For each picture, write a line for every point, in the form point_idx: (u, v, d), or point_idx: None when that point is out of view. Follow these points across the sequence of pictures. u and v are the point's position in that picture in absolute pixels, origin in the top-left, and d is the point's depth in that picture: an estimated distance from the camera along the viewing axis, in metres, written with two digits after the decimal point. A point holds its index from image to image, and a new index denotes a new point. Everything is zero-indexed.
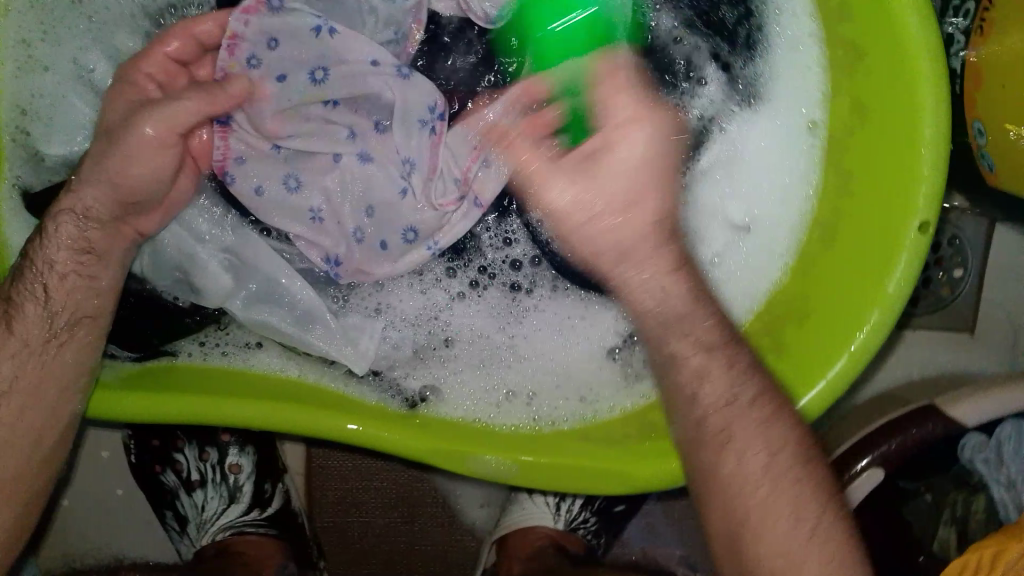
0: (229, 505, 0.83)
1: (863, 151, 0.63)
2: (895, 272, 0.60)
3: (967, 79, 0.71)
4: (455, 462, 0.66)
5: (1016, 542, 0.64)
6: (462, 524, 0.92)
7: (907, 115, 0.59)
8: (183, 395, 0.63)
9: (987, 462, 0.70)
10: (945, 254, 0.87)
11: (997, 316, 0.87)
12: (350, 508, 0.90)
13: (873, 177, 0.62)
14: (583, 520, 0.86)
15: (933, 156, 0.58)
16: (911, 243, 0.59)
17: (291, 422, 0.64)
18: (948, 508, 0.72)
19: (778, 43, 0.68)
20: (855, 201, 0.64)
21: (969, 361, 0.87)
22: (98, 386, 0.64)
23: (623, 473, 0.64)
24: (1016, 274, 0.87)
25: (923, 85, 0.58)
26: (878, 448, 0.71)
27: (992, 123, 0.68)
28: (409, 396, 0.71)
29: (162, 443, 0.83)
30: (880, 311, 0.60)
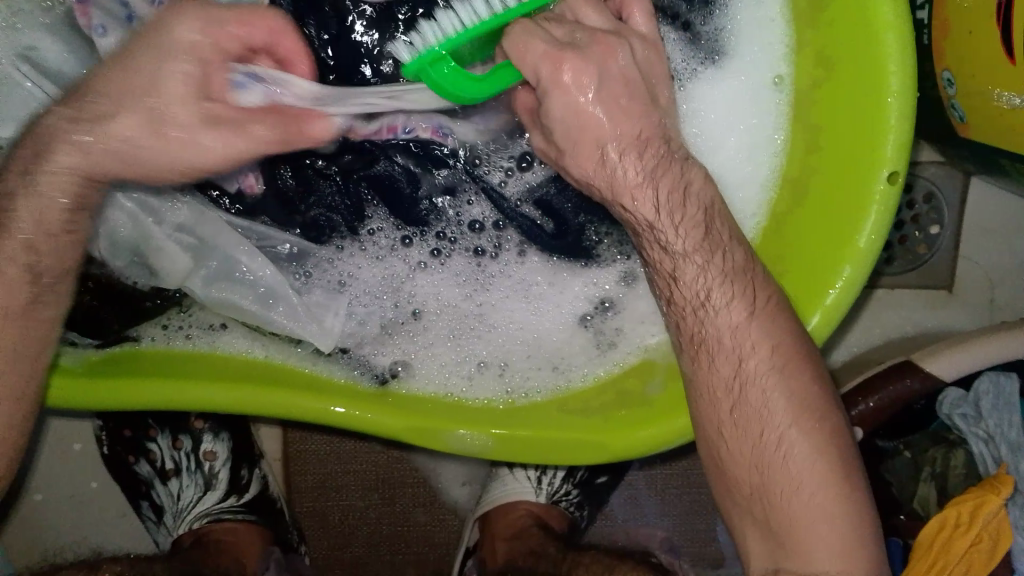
0: (205, 493, 0.82)
1: (831, 105, 0.62)
2: (865, 226, 0.59)
3: (934, 29, 0.69)
4: (427, 438, 0.65)
5: (995, 495, 0.64)
6: (444, 504, 0.91)
7: (873, 65, 0.58)
8: (144, 379, 0.62)
9: (965, 417, 0.69)
10: (919, 211, 0.86)
11: (973, 271, 0.87)
12: (330, 491, 0.89)
13: (844, 128, 0.60)
14: (565, 493, 0.85)
15: (901, 107, 0.57)
16: (879, 195, 0.58)
17: (259, 404, 0.63)
18: (926, 466, 0.71)
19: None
20: (823, 156, 0.63)
21: (947, 318, 0.87)
22: (58, 371, 0.63)
23: (598, 442, 0.63)
24: (991, 229, 0.86)
25: (887, 34, 0.57)
26: (857, 408, 0.71)
27: (963, 74, 0.67)
28: (379, 373, 0.70)
29: (134, 433, 0.82)
30: (853, 266, 0.59)
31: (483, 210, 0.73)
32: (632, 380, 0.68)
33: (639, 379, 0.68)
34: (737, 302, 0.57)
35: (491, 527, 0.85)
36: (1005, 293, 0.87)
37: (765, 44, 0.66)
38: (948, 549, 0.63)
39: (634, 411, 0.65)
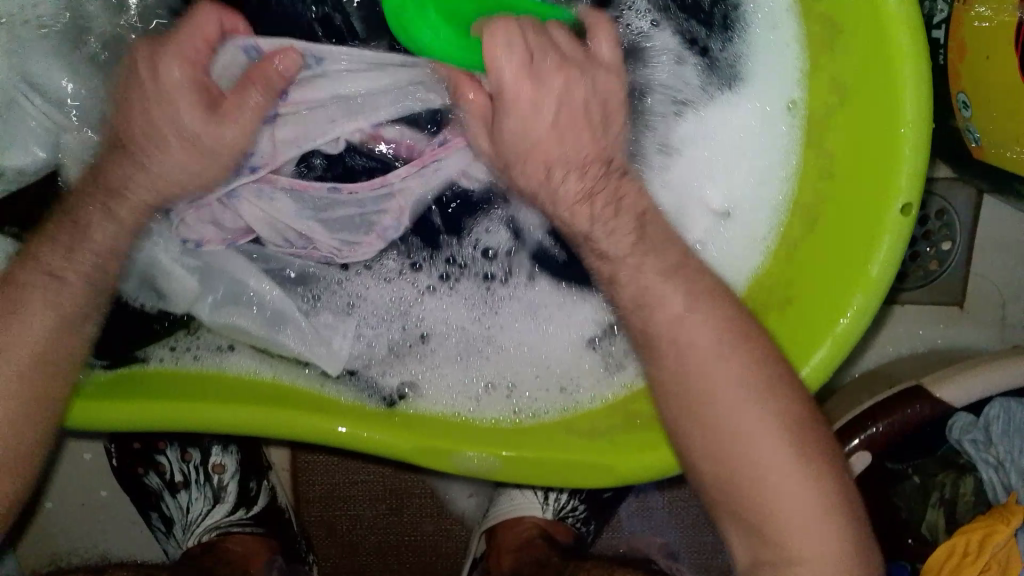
0: (215, 505, 0.83)
1: (845, 132, 0.61)
2: (878, 253, 0.58)
3: (951, 50, 0.68)
4: (437, 459, 0.65)
5: (1004, 525, 0.63)
6: (452, 514, 0.91)
7: (889, 95, 0.57)
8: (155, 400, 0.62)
9: (975, 443, 0.69)
10: (932, 228, 0.86)
11: (984, 288, 0.86)
12: (338, 502, 0.90)
13: (859, 155, 0.60)
14: (571, 509, 0.85)
15: (917, 137, 0.56)
16: (893, 224, 0.58)
17: (268, 426, 0.63)
18: (935, 491, 0.71)
19: (756, 21, 0.66)
20: (837, 183, 0.62)
21: (958, 335, 0.86)
22: None
23: (606, 466, 0.63)
24: (1004, 246, 0.85)
25: (903, 63, 0.56)
26: (866, 431, 0.70)
27: (978, 99, 0.66)
28: (387, 394, 0.70)
29: (143, 446, 0.82)
30: (864, 296, 0.59)
31: (498, 239, 0.73)
32: (641, 403, 0.68)
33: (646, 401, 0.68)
34: (748, 335, 0.56)
35: (496, 541, 0.85)
36: (1018, 310, 0.86)
37: (776, 67, 0.66)
38: None
39: (641, 433, 0.65)
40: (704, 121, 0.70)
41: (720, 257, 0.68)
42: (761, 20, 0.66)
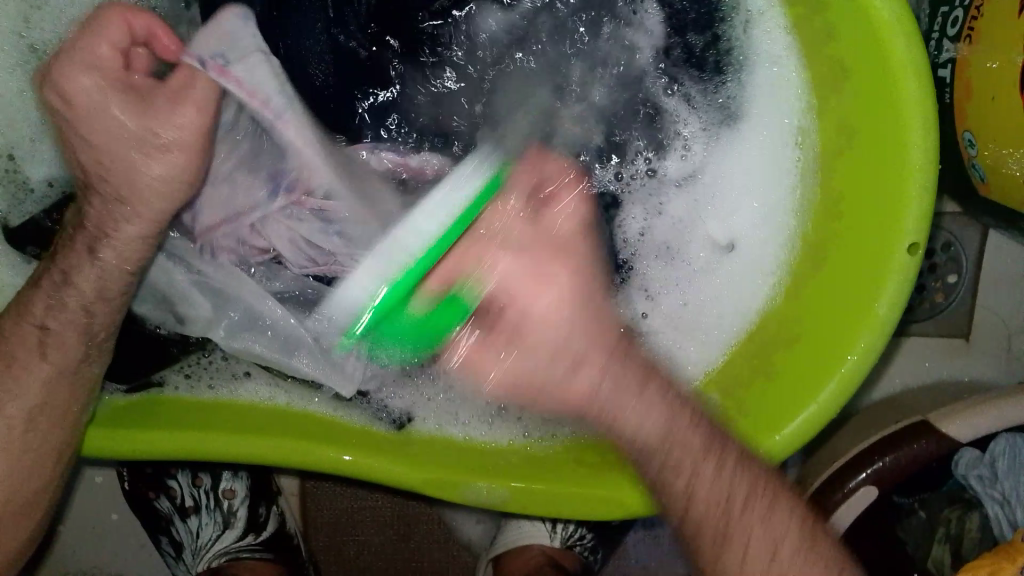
0: (224, 531, 0.83)
1: (852, 172, 0.62)
2: (885, 293, 0.59)
3: (957, 89, 0.69)
4: (447, 489, 0.66)
5: (1010, 562, 0.63)
6: (458, 541, 0.92)
7: (895, 138, 0.58)
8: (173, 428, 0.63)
9: (981, 478, 0.69)
10: (938, 262, 0.86)
11: (991, 321, 0.87)
12: (346, 528, 0.90)
13: (867, 196, 0.61)
14: (579, 537, 0.86)
15: (924, 179, 0.57)
16: (900, 265, 0.59)
17: (281, 456, 0.64)
18: (941, 527, 0.72)
19: (755, 63, 0.67)
20: (845, 222, 0.63)
21: (964, 367, 0.87)
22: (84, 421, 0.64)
23: (616, 498, 0.64)
24: (1010, 279, 0.86)
25: (911, 108, 0.57)
26: (874, 466, 0.70)
27: (983, 138, 0.67)
28: (397, 417, 0.72)
29: (155, 470, 0.83)
30: (870, 335, 0.60)
31: None
32: None
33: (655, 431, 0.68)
34: None
35: (504, 569, 0.85)
36: None
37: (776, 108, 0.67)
38: None
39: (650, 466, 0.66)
40: (706, 160, 0.71)
41: (713, 292, 0.71)
42: (762, 62, 0.67)
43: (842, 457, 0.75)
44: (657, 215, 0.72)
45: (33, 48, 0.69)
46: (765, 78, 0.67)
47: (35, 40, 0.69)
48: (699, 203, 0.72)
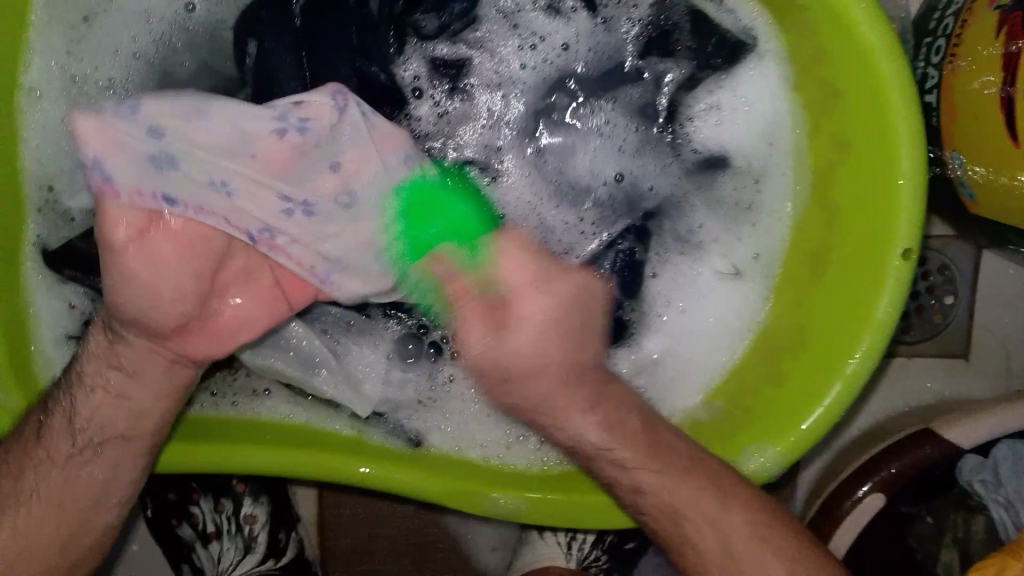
0: (245, 555, 0.85)
1: (847, 188, 0.66)
2: (881, 298, 0.62)
3: (944, 114, 0.74)
4: (467, 501, 0.68)
5: (1014, 559, 0.66)
6: (476, 568, 0.93)
7: (887, 153, 0.62)
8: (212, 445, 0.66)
9: (985, 483, 0.71)
10: (934, 284, 0.90)
11: (988, 340, 0.90)
12: (363, 556, 0.91)
13: (863, 209, 0.64)
14: (594, 559, 0.88)
15: (914, 191, 0.61)
16: (896, 271, 0.62)
17: (309, 468, 0.66)
18: (949, 531, 0.74)
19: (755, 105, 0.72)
20: (841, 236, 0.66)
21: (963, 387, 0.90)
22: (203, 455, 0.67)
23: (625, 505, 0.67)
24: (1004, 299, 0.89)
25: (900, 123, 0.61)
26: (881, 473, 0.73)
27: (970, 156, 0.71)
28: (411, 436, 0.73)
29: (178, 496, 0.84)
30: (872, 341, 0.63)
31: None
32: None
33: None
34: None
35: None
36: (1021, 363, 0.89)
37: (766, 145, 0.72)
38: None
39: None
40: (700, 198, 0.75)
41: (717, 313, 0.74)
42: (748, 82, 0.71)
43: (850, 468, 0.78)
44: (671, 259, 0.75)
45: (77, 79, 0.71)
46: (757, 117, 0.72)
47: (79, 70, 0.71)
48: (699, 244, 0.75)
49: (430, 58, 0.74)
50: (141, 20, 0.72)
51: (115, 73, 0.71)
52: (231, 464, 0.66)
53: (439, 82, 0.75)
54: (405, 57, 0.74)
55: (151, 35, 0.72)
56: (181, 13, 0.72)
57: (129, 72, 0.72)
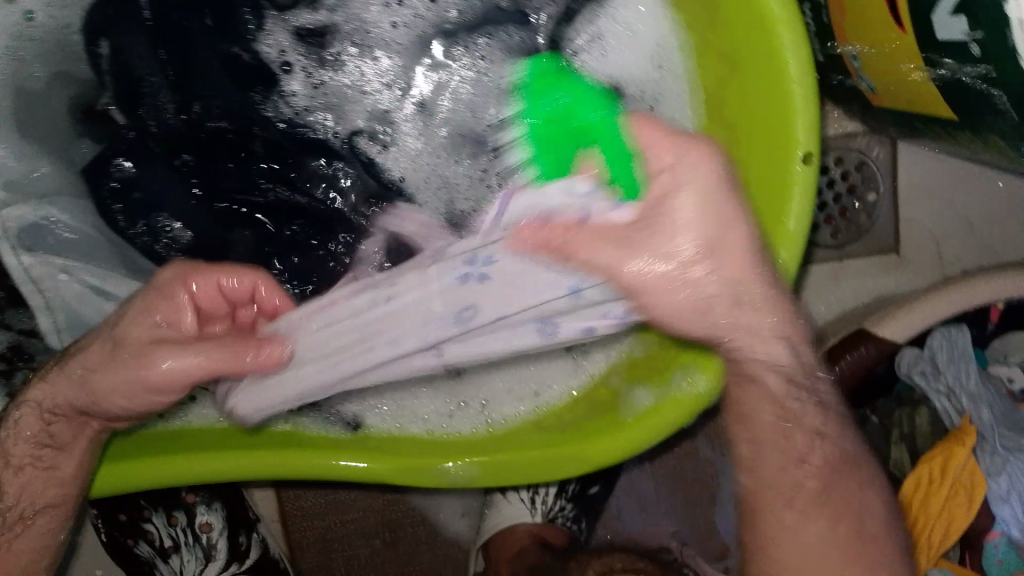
0: (207, 564, 0.84)
1: (740, 102, 0.64)
2: (789, 206, 0.61)
3: (833, 7, 0.71)
4: (415, 475, 0.67)
5: (959, 446, 0.66)
6: (447, 538, 0.92)
7: (772, 57, 0.60)
8: (156, 459, 0.64)
9: (924, 374, 0.72)
10: (855, 182, 0.89)
11: (916, 232, 0.89)
12: (333, 544, 0.90)
13: (758, 119, 0.63)
14: (560, 509, 0.87)
15: (805, 93, 0.60)
16: (800, 177, 0.61)
17: (244, 471, 0.65)
18: (895, 429, 0.74)
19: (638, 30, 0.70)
20: (742, 150, 0.65)
21: (899, 281, 0.89)
22: (154, 467, 0.64)
23: (573, 454, 0.65)
24: (926, 188, 0.88)
25: (780, 26, 0.59)
26: (821, 380, 0.72)
27: (863, 46, 0.69)
28: (348, 419, 0.72)
29: (129, 517, 0.82)
30: (787, 251, 0.61)
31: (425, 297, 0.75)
32: (603, 391, 0.70)
33: (606, 386, 0.70)
34: None
35: (496, 554, 0.86)
36: (953, 249, 0.89)
37: (654, 69, 0.70)
38: (927, 503, 0.67)
39: (601, 420, 0.66)
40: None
41: None
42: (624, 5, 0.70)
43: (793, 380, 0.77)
44: None
45: None
46: (640, 39, 0.70)
47: None
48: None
49: (296, 30, 0.74)
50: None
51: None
52: (176, 475, 0.64)
53: (305, 51, 0.75)
54: (267, 32, 0.74)
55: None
56: (24, 24, 0.72)
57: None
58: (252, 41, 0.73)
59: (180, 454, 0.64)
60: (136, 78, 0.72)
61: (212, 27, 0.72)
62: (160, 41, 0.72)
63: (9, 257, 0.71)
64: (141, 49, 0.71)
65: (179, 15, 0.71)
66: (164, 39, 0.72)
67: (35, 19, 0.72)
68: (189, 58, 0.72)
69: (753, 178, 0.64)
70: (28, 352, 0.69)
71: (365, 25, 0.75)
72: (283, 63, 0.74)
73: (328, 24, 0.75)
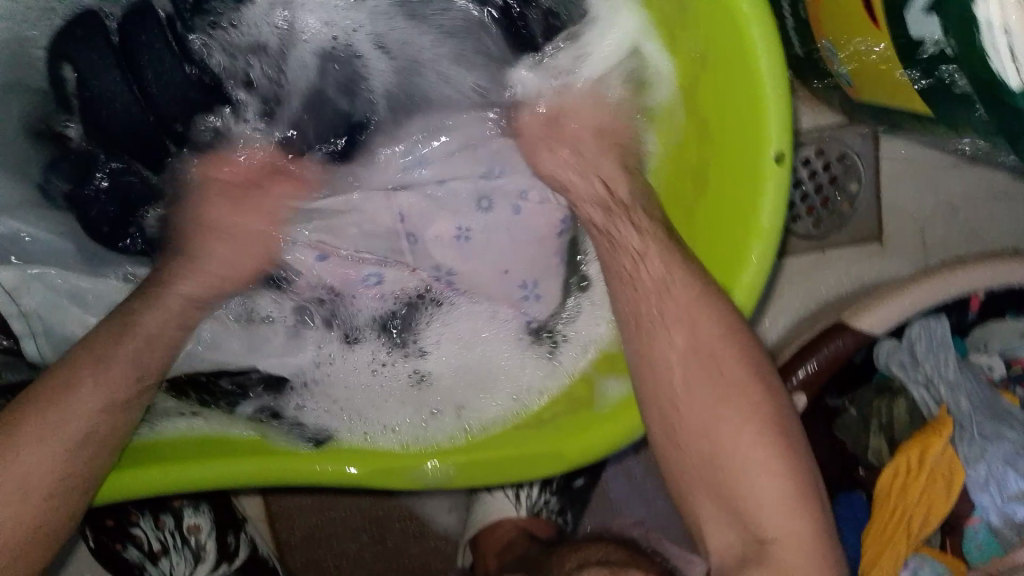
0: (196, 566, 0.84)
1: (711, 101, 0.64)
2: (762, 205, 0.61)
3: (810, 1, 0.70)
4: (393, 478, 0.67)
5: (938, 437, 0.66)
6: (434, 532, 0.93)
7: (742, 55, 0.60)
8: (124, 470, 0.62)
9: (903, 365, 0.72)
10: (838, 171, 0.89)
11: (898, 219, 0.89)
12: (321, 541, 0.91)
13: (729, 116, 0.63)
14: (545, 502, 0.88)
15: (778, 90, 0.59)
16: (773, 175, 0.60)
17: (223, 479, 0.63)
18: (874, 418, 0.73)
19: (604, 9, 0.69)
20: (716, 147, 0.64)
21: (882, 269, 0.89)
22: (123, 477, 0.63)
23: (550, 454, 0.66)
24: (907, 175, 0.89)
25: (751, 23, 0.58)
26: (801, 373, 0.72)
27: (840, 40, 0.69)
28: (312, 433, 0.70)
29: (116, 522, 0.82)
30: (760, 248, 0.62)
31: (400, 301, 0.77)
32: (580, 384, 0.71)
33: (581, 379, 0.71)
34: (655, 305, 0.58)
35: (481, 546, 0.86)
36: (935, 234, 0.89)
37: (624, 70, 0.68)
38: (906, 493, 0.67)
39: (575, 416, 0.67)
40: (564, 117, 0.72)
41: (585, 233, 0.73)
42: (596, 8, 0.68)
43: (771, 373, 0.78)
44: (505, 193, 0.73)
45: None
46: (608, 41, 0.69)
47: None
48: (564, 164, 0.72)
49: (252, 36, 0.73)
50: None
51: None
52: (144, 487, 0.62)
53: (264, 58, 0.74)
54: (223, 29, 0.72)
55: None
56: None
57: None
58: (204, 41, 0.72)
59: (148, 466, 0.63)
60: (95, 93, 0.71)
61: (169, 33, 0.71)
62: (119, 58, 0.70)
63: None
64: (100, 65, 0.70)
65: (138, 27, 0.70)
66: (124, 52, 0.70)
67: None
68: (148, 70, 0.70)
69: (725, 176, 0.64)
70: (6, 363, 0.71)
71: (323, 27, 0.74)
72: (241, 70, 0.74)
73: (286, 29, 0.74)
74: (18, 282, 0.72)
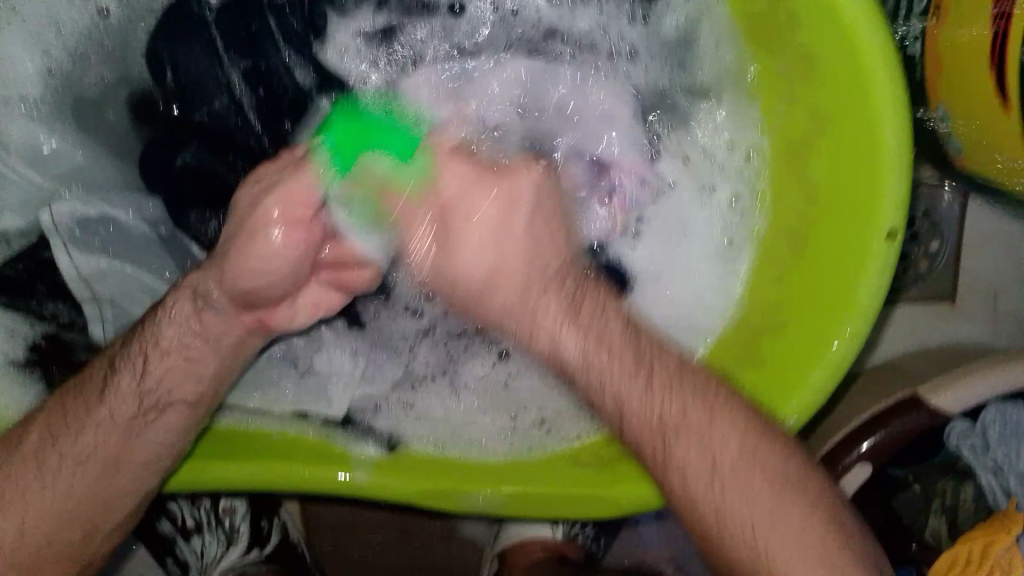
0: (228, 548, 0.84)
1: (823, 160, 0.61)
2: (865, 275, 0.58)
3: (930, 61, 0.67)
4: (443, 500, 0.66)
5: (1006, 532, 0.64)
6: (463, 537, 0.92)
7: (869, 120, 0.57)
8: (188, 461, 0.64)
9: (974, 449, 0.70)
10: (919, 228, 0.86)
11: (975, 281, 0.86)
12: (350, 531, 0.91)
13: (840, 180, 0.60)
14: (581, 528, 0.86)
15: (899, 165, 0.57)
16: (880, 249, 0.58)
17: (278, 480, 0.64)
18: (936, 498, 0.73)
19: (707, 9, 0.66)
20: (821, 208, 0.62)
21: (954, 329, 0.87)
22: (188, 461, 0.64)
23: (606, 499, 0.64)
24: (992, 238, 0.85)
25: (882, 91, 0.56)
26: (867, 443, 0.71)
27: (958, 110, 0.65)
28: (384, 438, 0.70)
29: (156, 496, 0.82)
30: (854, 321, 0.59)
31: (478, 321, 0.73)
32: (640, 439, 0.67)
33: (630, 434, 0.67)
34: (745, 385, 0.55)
35: (510, 562, 0.86)
36: (1010, 302, 0.85)
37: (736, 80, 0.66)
38: None
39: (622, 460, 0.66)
40: (672, 138, 0.71)
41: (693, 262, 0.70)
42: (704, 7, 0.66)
43: (836, 435, 0.76)
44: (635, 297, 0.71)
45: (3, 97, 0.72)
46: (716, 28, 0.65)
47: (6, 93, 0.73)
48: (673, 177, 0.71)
49: (355, 37, 0.74)
50: (54, 30, 0.72)
51: (32, 88, 0.73)
52: (197, 483, 0.63)
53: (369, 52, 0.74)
54: (331, 39, 0.73)
55: (69, 52, 0.73)
56: (98, 26, 0.72)
57: (46, 89, 0.73)
58: (317, 54, 0.73)
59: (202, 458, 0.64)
60: (177, 63, 0.71)
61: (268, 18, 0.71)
62: (216, 40, 0.71)
63: (61, 257, 0.69)
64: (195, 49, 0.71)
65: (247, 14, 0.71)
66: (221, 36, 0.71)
67: (105, 21, 0.72)
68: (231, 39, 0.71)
69: (828, 239, 0.61)
70: (69, 343, 0.68)
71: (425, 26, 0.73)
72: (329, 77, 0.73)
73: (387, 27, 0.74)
74: (95, 269, 0.69)
